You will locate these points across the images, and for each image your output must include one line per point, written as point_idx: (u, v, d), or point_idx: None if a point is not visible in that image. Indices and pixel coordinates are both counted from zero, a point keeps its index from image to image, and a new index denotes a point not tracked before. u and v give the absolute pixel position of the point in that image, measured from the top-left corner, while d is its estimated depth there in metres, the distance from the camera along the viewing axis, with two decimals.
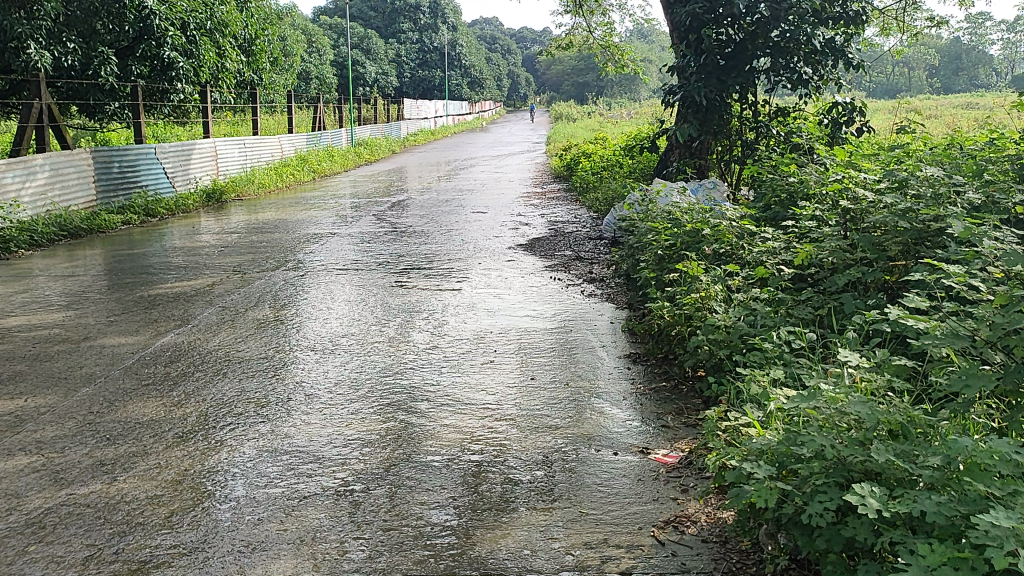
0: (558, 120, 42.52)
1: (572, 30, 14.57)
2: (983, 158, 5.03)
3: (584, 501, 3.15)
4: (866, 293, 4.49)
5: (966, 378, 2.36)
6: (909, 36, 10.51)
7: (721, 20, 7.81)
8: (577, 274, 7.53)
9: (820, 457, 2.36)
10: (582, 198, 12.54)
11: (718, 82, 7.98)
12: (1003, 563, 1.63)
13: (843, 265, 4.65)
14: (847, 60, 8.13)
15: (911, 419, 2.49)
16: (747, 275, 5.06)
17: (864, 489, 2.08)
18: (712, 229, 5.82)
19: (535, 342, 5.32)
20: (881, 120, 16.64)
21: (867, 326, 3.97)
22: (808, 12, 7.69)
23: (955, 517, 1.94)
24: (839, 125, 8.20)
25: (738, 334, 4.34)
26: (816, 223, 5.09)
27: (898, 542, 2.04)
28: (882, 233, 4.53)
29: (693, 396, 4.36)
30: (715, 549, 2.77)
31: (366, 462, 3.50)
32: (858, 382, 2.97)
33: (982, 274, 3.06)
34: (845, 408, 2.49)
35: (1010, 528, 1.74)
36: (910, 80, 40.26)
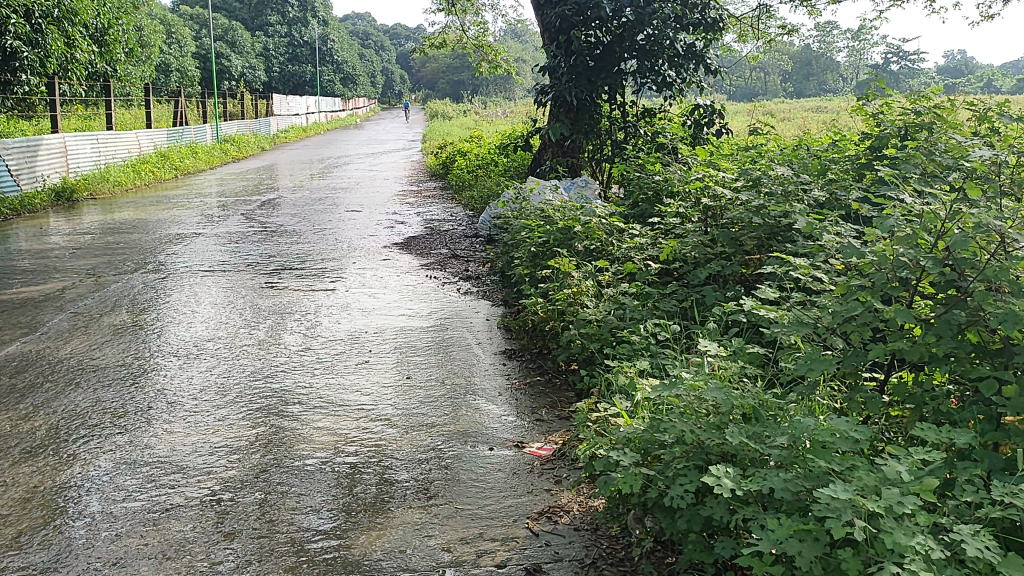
0: (433, 118, 42.38)
1: (445, 29, 14.55)
2: (827, 159, 5.37)
3: (459, 497, 3.18)
4: (725, 286, 4.73)
5: (810, 362, 2.54)
6: (764, 43, 11.08)
7: (589, 23, 8.01)
8: (453, 272, 7.54)
9: (680, 442, 2.49)
10: (458, 196, 12.58)
11: (588, 82, 8.18)
12: (841, 533, 1.76)
13: (705, 260, 4.88)
14: (707, 64, 8.49)
15: (762, 403, 2.65)
16: (617, 271, 5.23)
17: (719, 470, 2.18)
18: (583, 226, 5.96)
19: (411, 341, 5.30)
20: (742, 123, 17.51)
21: (725, 318, 4.19)
22: (671, 16, 7.95)
23: (801, 492, 2.08)
24: (700, 126, 8.56)
25: (608, 327, 4.49)
26: (680, 220, 5.32)
27: (750, 519, 2.16)
28: (739, 229, 4.78)
29: (566, 388, 4.47)
30: (586, 537, 2.86)
31: (234, 469, 3.39)
32: (716, 369, 3.13)
33: (825, 266, 3.28)
34: (704, 395, 2.62)
35: (847, 499, 1.88)
36: (767, 85, 42.55)
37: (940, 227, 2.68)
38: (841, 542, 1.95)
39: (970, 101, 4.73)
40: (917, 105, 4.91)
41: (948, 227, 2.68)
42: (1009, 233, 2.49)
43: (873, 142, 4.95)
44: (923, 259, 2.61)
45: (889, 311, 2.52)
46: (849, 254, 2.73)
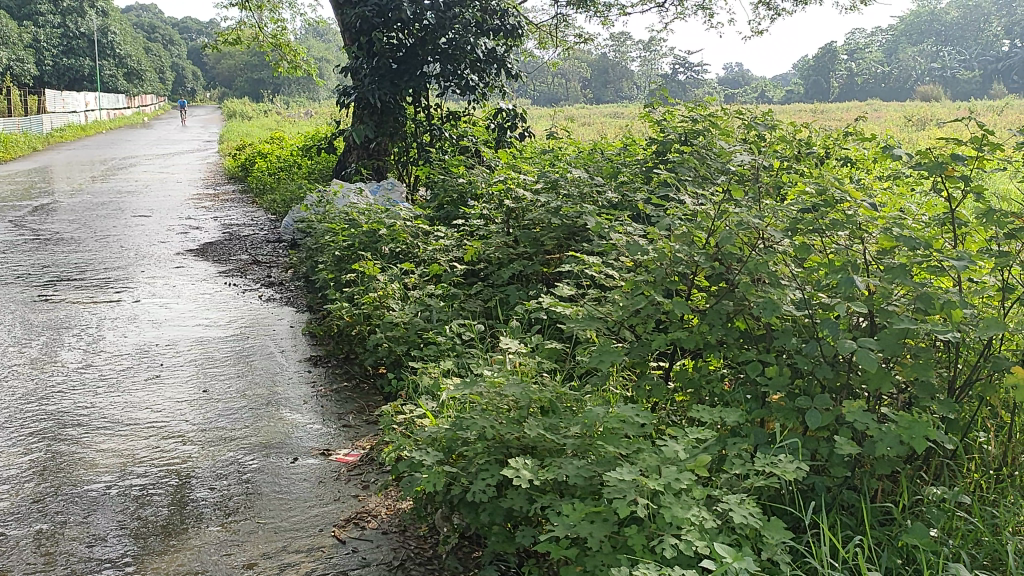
0: (230, 118, 40.38)
1: (241, 25, 13.91)
2: (619, 162, 5.66)
3: (261, 511, 3.07)
4: (528, 285, 4.89)
5: (601, 354, 2.69)
6: (563, 50, 11.48)
7: (391, 25, 7.98)
8: (253, 279, 7.24)
9: (482, 437, 2.55)
10: (258, 199, 12.09)
11: (391, 84, 8.14)
12: (626, 511, 1.88)
13: (508, 260, 5.02)
14: (508, 69, 8.68)
15: (559, 395, 2.78)
16: (422, 273, 5.24)
17: (518, 462, 2.26)
18: (388, 229, 5.91)
19: (208, 352, 5.04)
20: (545, 127, 18.11)
21: (528, 316, 4.33)
22: (471, 21, 8.06)
23: (593, 477, 2.20)
24: (504, 130, 8.73)
25: (414, 329, 4.49)
26: (484, 222, 5.43)
27: (548, 507, 2.26)
28: (539, 229, 4.94)
29: (374, 393, 4.43)
30: (394, 539, 2.85)
31: (3, 501, 3.07)
32: (518, 366, 3.23)
33: (617, 262, 3.47)
34: (504, 391, 2.70)
35: (632, 480, 2.00)
36: (567, 91, 44.33)
37: (711, 225, 2.91)
38: (629, 520, 2.09)
39: (738, 109, 5.14)
40: (694, 113, 5.27)
41: (718, 224, 2.90)
42: (766, 230, 2.75)
43: (658, 147, 5.29)
44: (697, 255, 2.83)
45: (669, 304, 2.72)
46: (634, 252, 2.90)
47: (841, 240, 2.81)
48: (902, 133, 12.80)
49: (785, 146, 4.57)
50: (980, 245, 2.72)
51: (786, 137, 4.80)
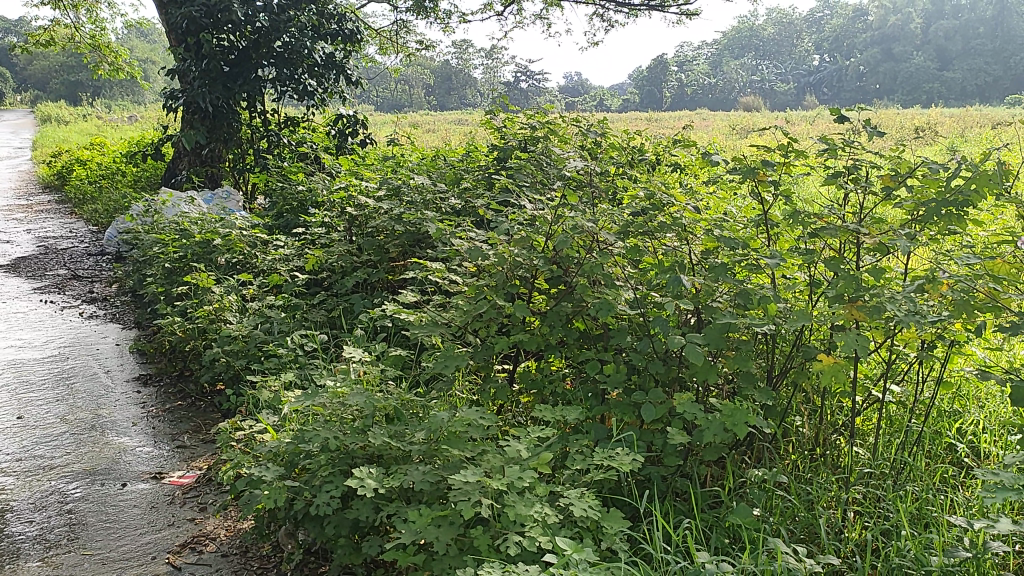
0: (43, 122, 37.26)
1: (53, 23, 12.86)
2: (462, 168, 5.67)
3: (87, 542, 2.85)
4: (372, 293, 4.82)
5: (445, 359, 2.70)
6: (405, 57, 11.39)
7: (221, 26, 7.65)
8: (73, 295, 6.72)
9: (325, 449, 2.50)
10: (78, 210, 11.23)
11: (224, 88, 7.80)
12: (470, 512, 1.90)
13: (351, 268, 4.94)
14: (348, 75, 8.53)
15: (404, 402, 2.76)
16: (261, 283, 5.05)
17: (363, 471, 2.23)
18: (223, 238, 5.64)
19: (22, 376, 4.63)
20: (389, 134, 17.93)
21: (372, 324, 4.27)
22: (307, 25, 7.86)
23: (438, 482, 2.21)
24: (345, 136, 8.56)
25: (254, 342, 4.31)
26: (326, 230, 5.31)
27: (394, 515, 2.24)
28: (384, 237, 4.89)
29: (211, 410, 4.22)
30: (235, 561, 2.73)
31: None
32: (362, 375, 3.18)
33: (460, 268, 3.48)
34: (347, 400, 2.65)
35: (476, 481, 2.02)
36: (409, 97, 44.12)
37: (549, 229, 2.98)
38: (475, 522, 2.11)
39: (576, 116, 5.26)
40: (533, 121, 5.36)
41: (554, 229, 2.97)
42: (600, 233, 2.84)
43: (499, 154, 5.35)
44: (536, 258, 2.89)
45: (510, 308, 2.76)
46: (475, 256, 2.92)
47: (669, 241, 2.95)
48: (729, 142, 13.63)
49: (620, 153, 4.73)
50: (790, 243, 2.94)
51: (620, 143, 4.97)
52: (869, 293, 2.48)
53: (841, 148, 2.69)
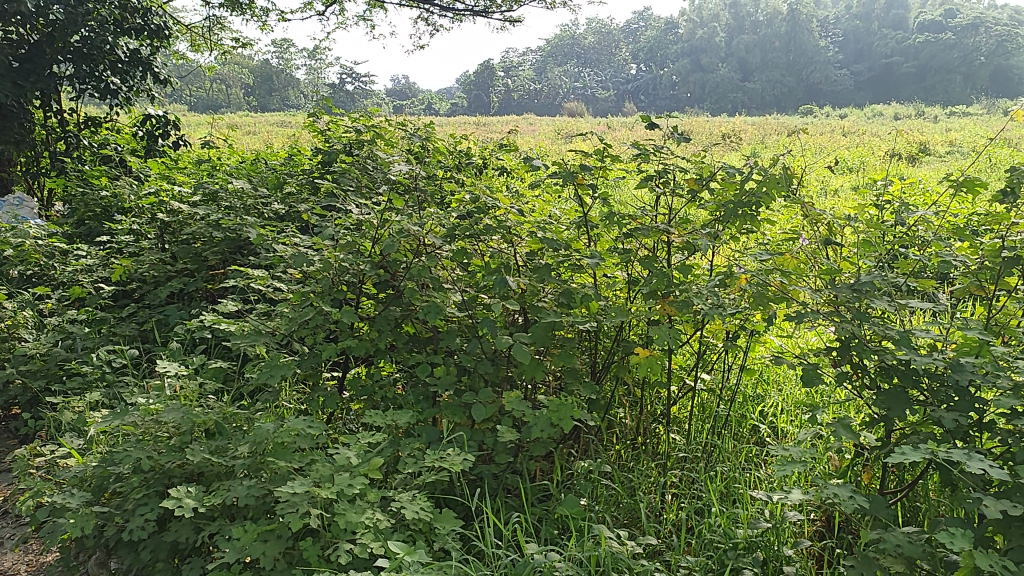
0: None
1: None
2: (284, 172, 5.48)
3: None
4: (189, 303, 4.60)
5: (269, 370, 2.62)
6: (218, 53, 10.82)
7: (9, 19, 6.71)
8: None
9: (139, 471, 2.35)
10: None
11: (15, 85, 6.78)
12: (298, 524, 1.85)
13: (164, 278, 4.64)
14: (156, 73, 8.16)
15: (226, 416, 2.64)
16: (62, 296, 4.63)
17: (181, 491, 2.12)
18: (15, 248, 5.08)
19: None
20: (201, 135, 17.00)
21: (190, 336, 4.06)
22: (108, 19, 7.32)
23: (264, 496, 2.14)
24: (155, 137, 8.21)
25: (55, 360, 3.95)
26: (134, 238, 4.93)
27: (217, 533, 2.14)
28: (201, 244, 4.74)
29: (6, 437, 3.84)
30: None
31: None
32: (179, 391, 3.00)
33: (283, 275, 3.37)
34: (162, 417, 2.50)
35: (305, 492, 1.97)
36: (227, 97, 42.09)
37: (375, 234, 2.95)
38: (304, 534, 2.07)
39: (401, 120, 5.21)
40: (358, 124, 5.26)
41: (381, 233, 2.94)
42: (427, 237, 2.84)
43: (323, 157, 5.23)
44: (362, 263, 2.86)
45: (336, 314, 2.71)
46: (299, 263, 2.85)
47: (494, 243, 3.00)
48: (551, 145, 14.04)
49: (447, 156, 4.76)
50: (609, 243, 3.08)
51: (446, 147, 4.99)
52: (678, 288, 2.65)
53: (652, 154, 2.85)
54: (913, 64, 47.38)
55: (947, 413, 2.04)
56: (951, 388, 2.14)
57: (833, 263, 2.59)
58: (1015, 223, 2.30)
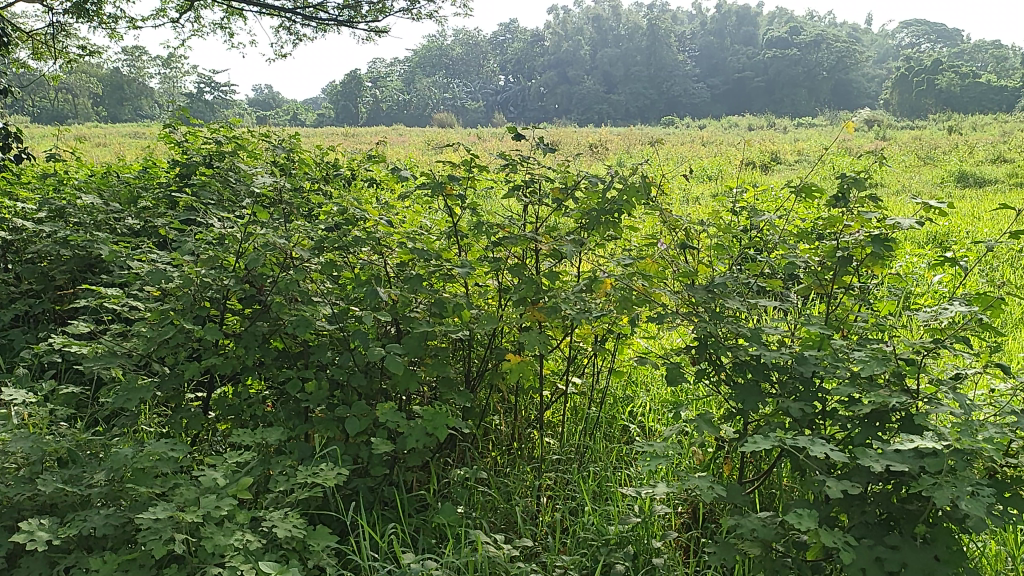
0: None
1: None
2: (138, 186, 5.20)
3: None
4: (36, 326, 4.30)
5: (128, 393, 2.49)
6: (63, 62, 10.16)
7: None
8: None
9: None
10: None
11: None
12: (163, 550, 1.78)
13: (7, 300, 4.34)
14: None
15: (80, 442, 2.49)
16: None
17: (31, 524, 1.98)
18: None
19: None
20: (42, 148, 15.80)
21: (37, 362, 3.79)
22: None
23: (125, 524, 2.03)
24: None
25: None
26: None
27: (73, 567, 2.02)
28: (47, 263, 4.43)
29: None
30: None
31: None
32: (27, 419, 2.81)
33: (140, 293, 3.20)
34: (8, 447, 2.33)
35: (169, 517, 1.89)
36: (74, 106, 39.48)
37: (239, 248, 2.86)
38: (169, 560, 1.98)
39: (264, 132, 5.07)
40: (218, 135, 5.07)
41: (245, 247, 2.85)
42: (293, 249, 2.78)
43: (181, 170, 5.01)
44: (226, 278, 2.76)
45: (199, 332, 2.60)
46: (156, 279, 2.72)
47: (364, 255, 2.97)
48: (421, 157, 13.99)
49: (314, 168, 4.67)
50: (480, 253, 3.11)
51: (312, 158, 4.89)
52: (547, 294, 2.71)
53: (519, 164, 2.91)
54: (762, 78, 50.31)
55: (794, 403, 2.19)
56: (797, 379, 2.30)
57: (691, 265, 2.73)
58: (848, 224, 2.50)
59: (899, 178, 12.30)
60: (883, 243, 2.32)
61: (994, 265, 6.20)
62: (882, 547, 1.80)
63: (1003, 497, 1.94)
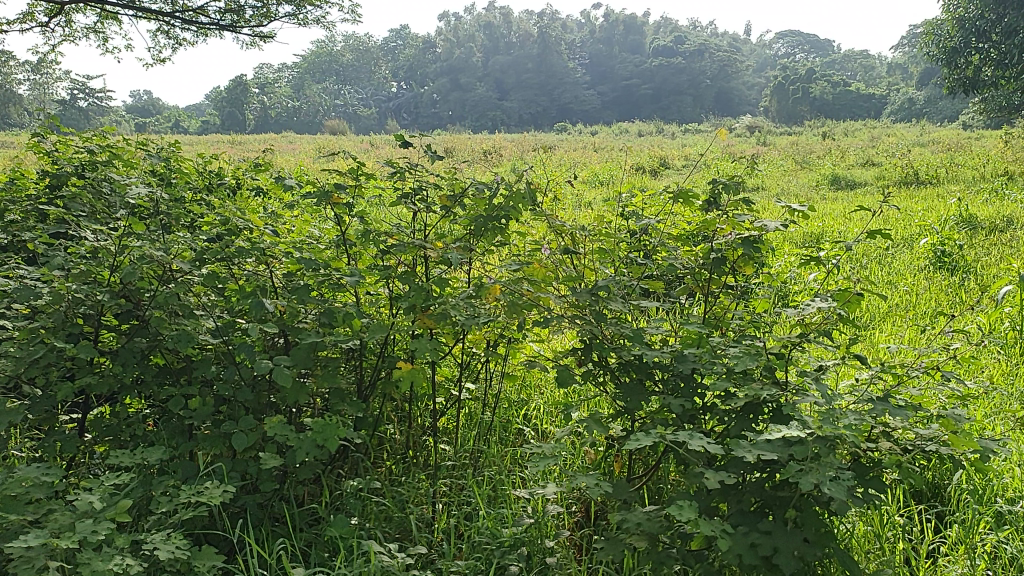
0: None
1: None
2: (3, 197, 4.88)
3: None
4: None
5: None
6: None
7: None
8: None
9: None
10: None
11: None
12: None
13: None
14: None
15: None
16: None
17: None
18: None
19: None
20: None
21: None
22: None
23: None
24: None
25: None
26: None
27: None
28: None
29: None
30: None
31: None
32: None
33: (6, 311, 3.02)
34: None
35: (42, 545, 1.80)
36: None
37: (114, 261, 2.74)
38: None
39: (141, 140, 4.86)
40: (91, 143, 4.82)
41: (120, 259, 2.74)
42: (173, 261, 2.69)
43: (50, 180, 4.74)
44: (100, 293, 2.64)
45: (72, 351, 2.48)
46: (23, 296, 2.58)
47: (249, 266, 2.91)
48: (313, 166, 13.68)
49: (195, 177, 4.51)
50: (368, 261, 3.09)
51: (194, 167, 4.72)
52: (437, 301, 2.72)
53: (407, 171, 2.90)
54: (650, 86, 51.76)
55: (675, 399, 2.28)
56: (678, 377, 2.39)
57: (576, 270, 2.81)
58: (721, 228, 2.63)
59: (779, 182, 12.89)
60: (752, 245, 2.45)
61: (863, 264, 6.60)
62: (756, 533, 1.89)
63: (863, 480, 2.09)
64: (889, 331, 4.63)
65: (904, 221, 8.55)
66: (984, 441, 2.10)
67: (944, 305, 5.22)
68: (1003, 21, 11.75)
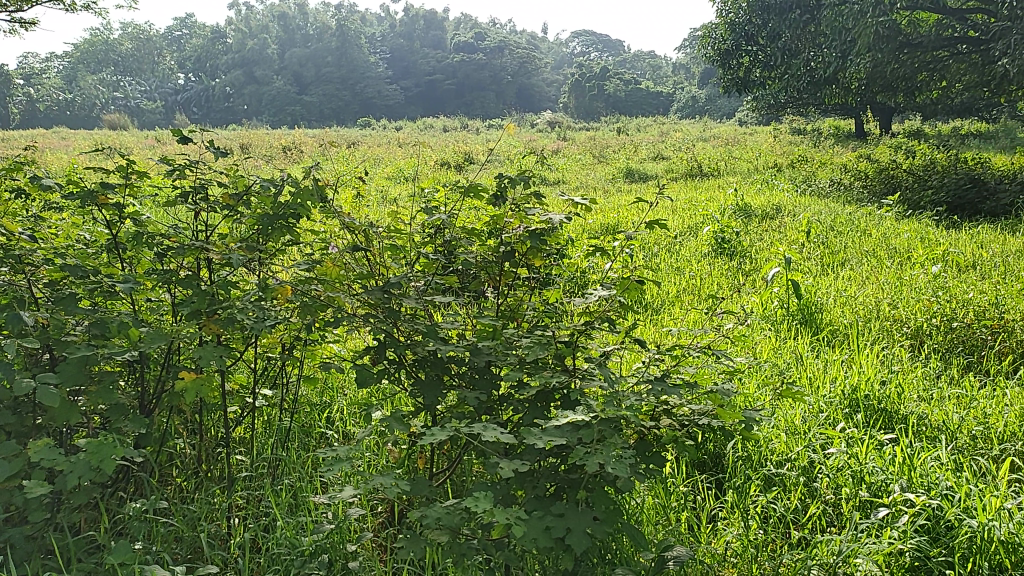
0: None
1: None
2: None
3: None
4: None
5: None
6: None
7: None
8: None
9: None
10: None
11: None
12: None
13: None
14: None
15: None
16: None
17: None
18: None
19: None
20: None
21: None
22: None
23: None
24: None
25: None
26: None
27: None
28: None
29: None
30: None
31: None
32: None
33: None
34: None
35: None
36: None
37: None
38: None
39: None
40: None
41: None
42: None
43: None
44: None
45: None
46: None
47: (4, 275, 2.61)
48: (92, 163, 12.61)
49: None
50: (146, 264, 2.88)
51: None
52: (222, 306, 2.58)
53: (185, 168, 2.72)
54: (451, 82, 52.19)
55: (471, 392, 2.30)
56: (473, 369, 2.42)
57: (369, 267, 2.75)
58: (509, 221, 2.68)
59: (576, 176, 13.45)
60: (539, 237, 2.52)
61: (653, 252, 7.03)
62: (550, 517, 1.95)
63: (645, 456, 2.21)
64: (675, 314, 4.95)
65: (689, 210, 9.20)
66: (748, 411, 2.29)
67: (723, 289, 5.66)
68: (767, 27, 12.80)
